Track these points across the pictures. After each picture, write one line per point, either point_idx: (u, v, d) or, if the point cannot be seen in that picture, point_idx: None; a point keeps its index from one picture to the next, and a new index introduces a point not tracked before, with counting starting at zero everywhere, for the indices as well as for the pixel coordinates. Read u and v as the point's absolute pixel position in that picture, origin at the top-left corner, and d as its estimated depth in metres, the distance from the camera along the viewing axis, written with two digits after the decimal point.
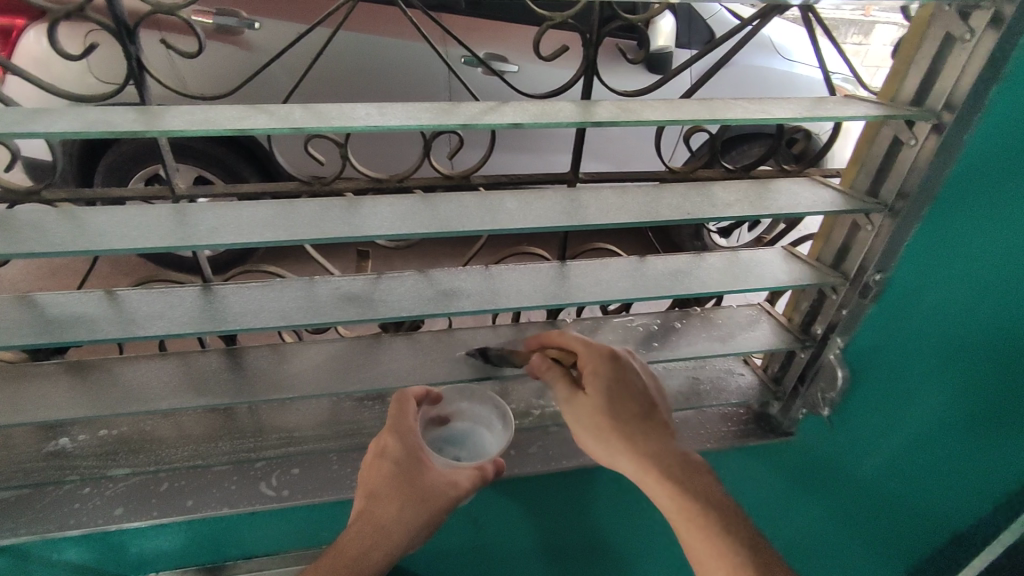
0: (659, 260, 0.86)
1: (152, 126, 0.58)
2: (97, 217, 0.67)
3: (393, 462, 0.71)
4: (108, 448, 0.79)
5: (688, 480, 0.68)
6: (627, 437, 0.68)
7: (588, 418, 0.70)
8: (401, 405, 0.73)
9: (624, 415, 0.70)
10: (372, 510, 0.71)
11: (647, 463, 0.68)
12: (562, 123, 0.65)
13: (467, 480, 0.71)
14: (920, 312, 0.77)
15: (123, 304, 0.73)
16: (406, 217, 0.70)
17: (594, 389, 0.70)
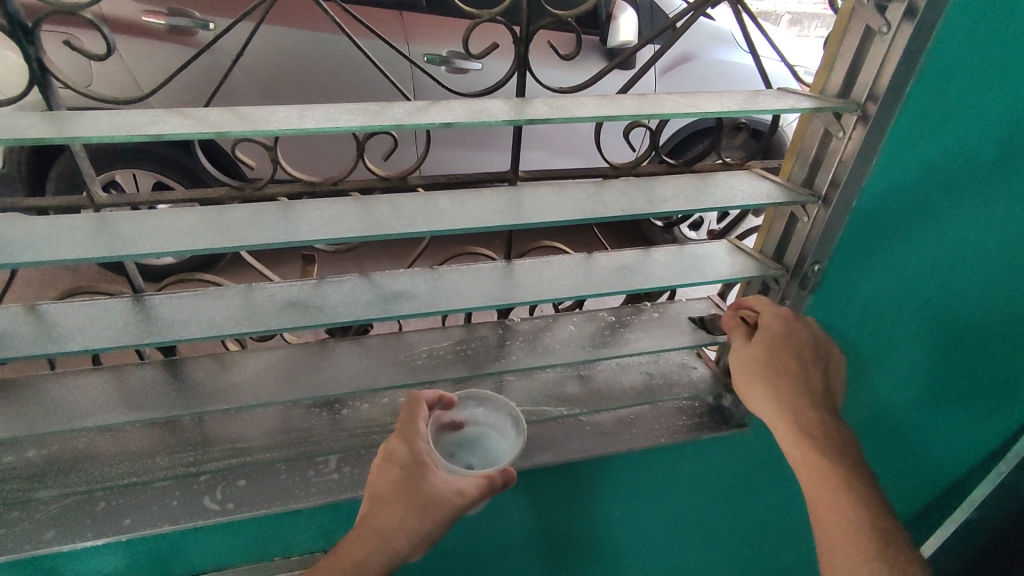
0: (605, 257, 0.86)
1: (57, 133, 0.56)
2: (9, 228, 0.64)
3: (400, 467, 0.70)
4: (41, 469, 0.76)
5: (822, 437, 0.69)
6: (777, 386, 0.71)
7: (745, 364, 0.73)
8: (414, 406, 0.74)
9: (779, 365, 0.72)
10: (371, 515, 0.69)
11: (786, 415, 0.70)
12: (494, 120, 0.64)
13: (474, 489, 0.68)
14: (866, 282, 0.80)
15: (46, 319, 0.70)
16: (339, 221, 0.68)
17: (761, 339, 0.74)
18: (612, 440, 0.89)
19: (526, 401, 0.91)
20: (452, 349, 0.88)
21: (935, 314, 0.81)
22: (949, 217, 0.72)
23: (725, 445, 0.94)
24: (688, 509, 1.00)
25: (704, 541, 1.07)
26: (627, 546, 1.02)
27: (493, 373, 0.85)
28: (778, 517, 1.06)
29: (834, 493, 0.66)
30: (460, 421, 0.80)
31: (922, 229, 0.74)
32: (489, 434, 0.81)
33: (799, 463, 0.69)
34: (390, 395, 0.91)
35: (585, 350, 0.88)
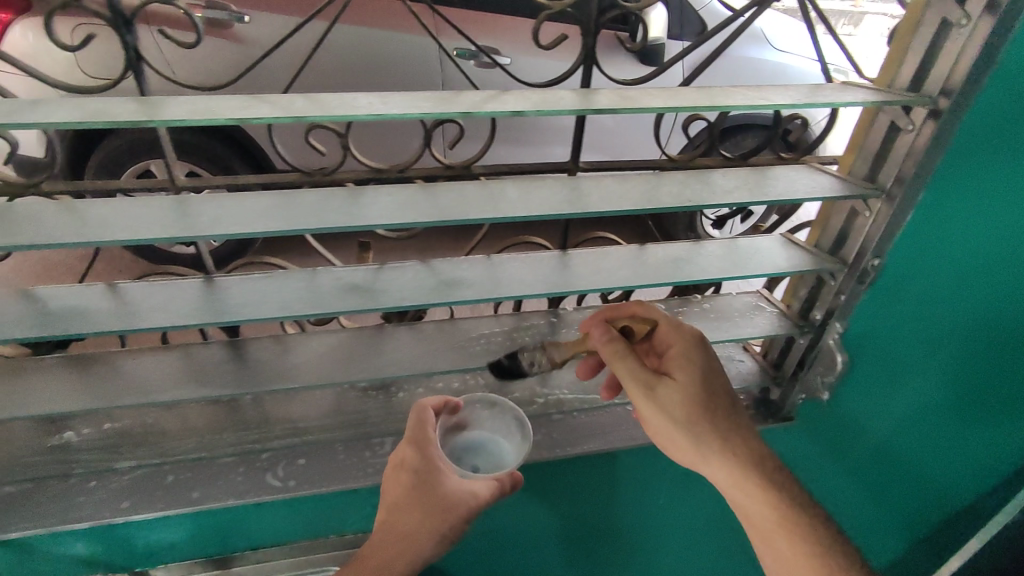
0: (659, 248, 0.87)
1: (150, 117, 0.58)
2: (97, 209, 0.67)
3: (411, 474, 0.72)
4: (113, 441, 0.80)
5: (764, 461, 0.71)
6: (712, 422, 0.71)
7: (673, 406, 0.70)
8: (420, 413, 0.75)
9: (708, 399, 0.71)
10: (394, 519, 0.72)
11: (730, 452, 0.70)
12: (559, 111, 0.66)
13: (485, 490, 0.70)
14: (913, 288, 0.78)
15: (125, 297, 0.73)
16: (407, 207, 0.70)
17: (681, 375, 0.71)
18: None
19: (574, 389, 0.93)
20: (505, 336, 0.90)
21: (971, 339, 0.79)
22: (992, 234, 0.71)
23: (770, 436, 0.95)
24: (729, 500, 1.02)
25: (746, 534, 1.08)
26: (665, 534, 1.04)
27: (545, 360, 0.87)
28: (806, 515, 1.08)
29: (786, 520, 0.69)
30: (464, 421, 0.81)
31: (960, 242, 0.73)
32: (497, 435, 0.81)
33: (748, 500, 0.70)
34: (442, 381, 0.93)
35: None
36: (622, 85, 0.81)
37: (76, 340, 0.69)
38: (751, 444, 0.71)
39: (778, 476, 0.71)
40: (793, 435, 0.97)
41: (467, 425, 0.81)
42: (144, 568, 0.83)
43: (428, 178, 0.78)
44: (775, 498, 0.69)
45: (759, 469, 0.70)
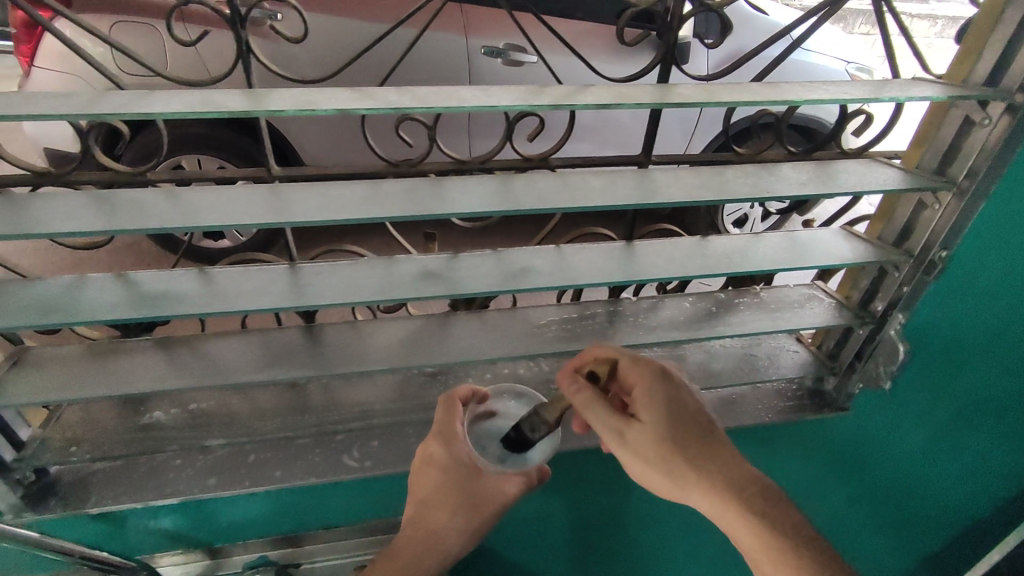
0: (720, 240, 0.89)
1: (259, 107, 0.62)
2: (197, 196, 0.70)
3: (443, 472, 0.75)
4: (196, 421, 0.82)
5: (751, 491, 0.66)
6: (687, 456, 0.66)
7: (644, 448, 0.67)
8: (450, 409, 0.76)
9: (680, 433, 0.67)
10: (427, 513, 0.75)
11: (710, 485, 0.65)
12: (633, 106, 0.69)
13: (513, 486, 0.74)
14: (982, 288, 0.79)
15: (215, 281, 0.76)
16: (489, 198, 0.73)
17: (648, 414, 0.68)
18: (719, 417, 0.93)
19: None
20: (567, 324, 0.92)
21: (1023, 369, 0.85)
22: None
23: (823, 426, 0.97)
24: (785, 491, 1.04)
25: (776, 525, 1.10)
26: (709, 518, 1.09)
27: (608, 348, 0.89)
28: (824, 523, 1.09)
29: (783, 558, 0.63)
30: (493, 412, 0.79)
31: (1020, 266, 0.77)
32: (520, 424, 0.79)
33: (740, 533, 0.65)
34: (504, 368, 0.96)
35: (686, 327, 0.90)
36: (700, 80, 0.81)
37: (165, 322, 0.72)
38: (732, 471, 0.67)
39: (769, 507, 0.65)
40: (847, 425, 0.97)
41: (491, 417, 0.79)
42: (223, 544, 0.86)
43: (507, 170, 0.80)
44: (767, 532, 0.64)
45: (744, 500, 0.65)
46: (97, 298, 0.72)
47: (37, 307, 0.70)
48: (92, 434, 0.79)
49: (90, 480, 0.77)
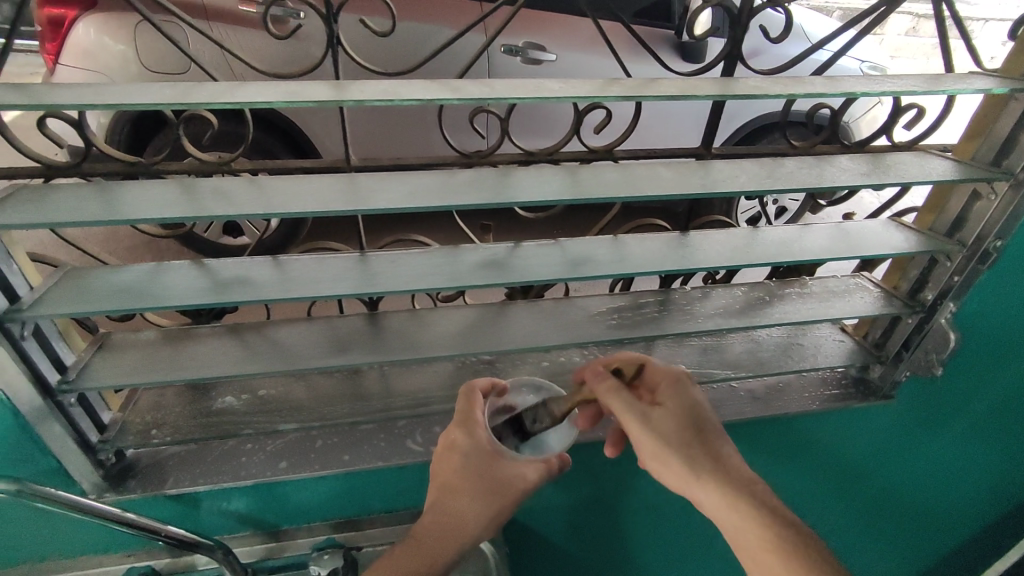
0: (770, 230, 0.91)
1: (344, 97, 0.64)
2: (275, 184, 0.71)
3: (464, 456, 0.68)
4: (265, 406, 0.84)
5: (757, 489, 0.63)
6: (699, 450, 0.65)
7: (663, 436, 0.65)
8: (469, 395, 0.72)
9: (696, 428, 0.67)
10: (448, 502, 0.68)
11: (718, 479, 0.63)
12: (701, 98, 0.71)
13: (534, 474, 0.68)
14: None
15: (287, 268, 0.78)
16: (556, 187, 0.74)
17: (670, 405, 0.68)
18: (767, 405, 0.95)
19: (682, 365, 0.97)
20: (620, 312, 0.94)
21: None
22: None
23: (870, 414, 0.99)
24: (816, 480, 1.04)
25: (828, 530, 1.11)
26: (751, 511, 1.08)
27: (662, 335, 0.90)
28: (868, 526, 1.11)
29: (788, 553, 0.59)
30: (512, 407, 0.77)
31: None
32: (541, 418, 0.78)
33: (742, 532, 0.62)
34: (555, 357, 0.98)
35: (726, 317, 0.91)
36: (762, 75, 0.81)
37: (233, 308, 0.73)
38: (740, 470, 0.65)
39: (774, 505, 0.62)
40: (894, 413, 0.99)
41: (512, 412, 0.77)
42: (288, 527, 0.89)
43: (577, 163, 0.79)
44: (771, 528, 0.61)
45: (751, 495, 0.62)
46: (174, 285, 0.74)
47: (126, 293, 0.70)
48: (168, 419, 0.81)
49: (167, 464, 0.80)
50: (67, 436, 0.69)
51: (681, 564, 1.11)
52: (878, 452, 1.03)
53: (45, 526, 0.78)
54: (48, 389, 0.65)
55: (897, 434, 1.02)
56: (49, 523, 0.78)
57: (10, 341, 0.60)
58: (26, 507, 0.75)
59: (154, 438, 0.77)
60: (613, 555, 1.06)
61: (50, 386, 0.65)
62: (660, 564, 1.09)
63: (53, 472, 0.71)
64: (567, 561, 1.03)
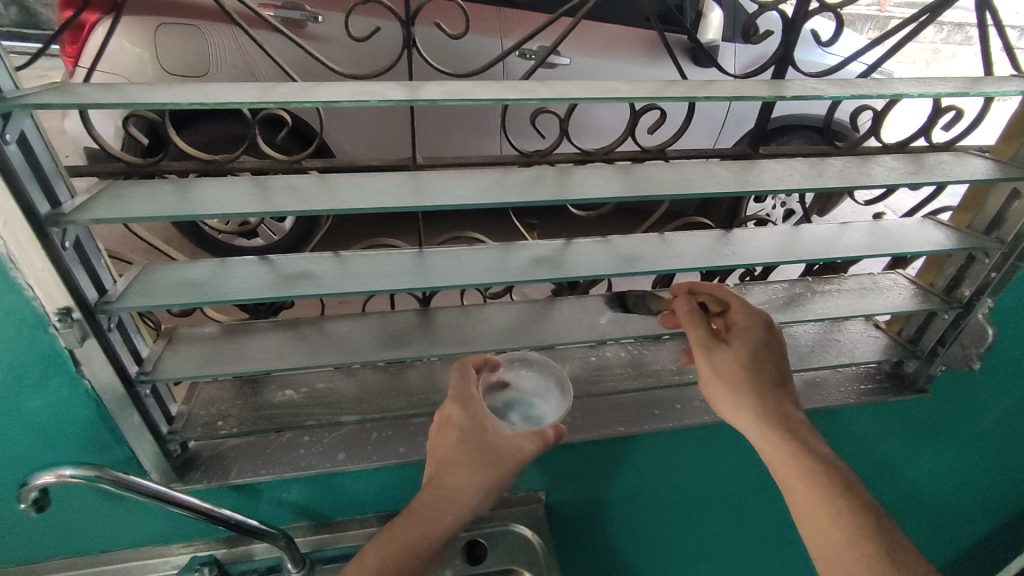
0: (809, 228, 0.93)
1: (415, 97, 0.65)
2: (340, 180, 0.72)
3: (459, 432, 0.67)
4: (321, 399, 0.86)
5: (796, 426, 0.68)
6: (755, 389, 0.68)
7: (722, 370, 0.69)
8: (463, 374, 0.71)
9: (759, 370, 0.69)
10: (446, 477, 0.66)
11: (766, 413, 0.67)
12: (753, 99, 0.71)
13: (529, 445, 0.66)
14: None
15: (349, 264, 0.80)
16: (614, 184, 0.75)
17: (740, 343, 0.70)
18: (806, 399, 0.98)
19: None
20: None
21: None
22: None
23: (902, 407, 1.02)
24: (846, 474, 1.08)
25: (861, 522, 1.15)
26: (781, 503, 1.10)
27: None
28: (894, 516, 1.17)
29: (814, 479, 0.65)
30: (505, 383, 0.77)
31: None
32: (534, 396, 0.76)
33: (774, 455, 0.67)
34: (598, 352, 0.99)
35: (770, 311, 0.93)
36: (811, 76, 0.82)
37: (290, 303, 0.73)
38: (787, 411, 0.68)
39: (811, 439, 0.67)
40: (925, 407, 1.03)
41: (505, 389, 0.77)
42: (342, 519, 0.91)
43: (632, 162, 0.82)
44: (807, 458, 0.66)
45: (791, 432, 0.66)
46: (240, 278, 0.75)
47: (193, 287, 0.71)
48: (233, 411, 0.83)
49: (229, 456, 0.82)
50: (142, 427, 0.71)
51: (717, 554, 1.14)
52: (909, 447, 1.08)
53: (110, 518, 0.79)
54: (128, 380, 0.67)
55: (928, 429, 1.06)
56: (115, 515, 0.79)
57: (98, 332, 0.62)
58: (93, 499, 0.76)
59: (220, 429, 0.79)
60: (651, 547, 1.09)
61: (130, 376, 0.67)
62: (695, 556, 1.13)
63: (125, 464, 0.73)
64: (607, 552, 1.06)
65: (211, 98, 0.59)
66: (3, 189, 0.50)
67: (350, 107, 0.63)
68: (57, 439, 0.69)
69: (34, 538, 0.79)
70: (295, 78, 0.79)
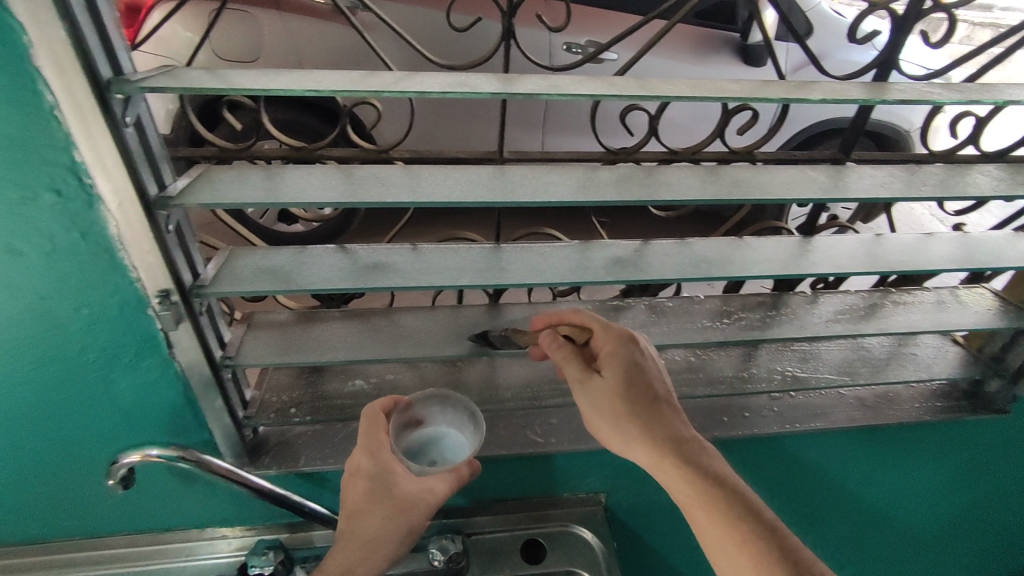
0: (894, 237, 0.88)
1: (507, 90, 0.63)
2: (425, 172, 0.71)
3: (367, 480, 0.70)
4: (388, 391, 0.86)
5: (687, 447, 0.65)
6: (634, 415, 0.66)
7: (599, 403, 0.67)
8: (371, 423, 0.71)
9: (636, 393, 0.66)
10: (357, 527, 0.70)
11: (654, 442, 0.64)
12: (857, 102, 0.68)
13: (442, 485, 0.68)
14: None
15: (424, 255, 0.78)
16: (702, 186, 0.72)
17: (610, 370, 0.67)
18: (877, 413, 0.96)
19: (788, 368, 0.96)
20: (740, 312, 0.92)
21: None
22: None
23: (978, 425, 0.99)
24: (904, 491, 1.07)
25: (912, 539, 1.15)
26: (837, 518, 1.08)
27: (774, 340, 0.87)
28: (951, 535, 1.16)
29: (717, 508, 0.63)
30: (417, 420, 0.74)
31: None
32: (450, 431, 0.74)
33: (673, 487, 0.64)
34: (663, 355, 0.97)
35: (849, 322, 0.90)
36: (916, 79, 0.78)
37: (366, 294, 0.71)
38: (679, 431, 0.66)
39: (711, 462, 0.65)
40: (1002, 427, 1.00)
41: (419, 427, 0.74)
42: None
43: (719, 163, 0.80)
44: (715, 497, 0.63)
45: (687, 459, 0.64)
46: (320, 267, 0.73)
47: (271, 273, 0.70)
48: (305, 399, 0.83)
49: (297, 443, 0.82)
50: (223, 411, 0.72)
51: None
52: (971, 470, 1.06)
53: (184, 499, 0.81)
54: (214, 364, 0.68)
55: (996, 452, 1.04)
56: (188, 497, 0.80)
57: (192, 316, 0.62)
58: (169, 480, 0.77)
59: (293, 416, 0.79)
60: (701, 559, 1.07)
61: (215, 360, 0.68)
62: None
63: (204, 447, 0.74)
64: (661, 556, 1.06)
65: (309, 85, 0.59)
66: (122, 172, 0.51)
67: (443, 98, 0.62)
68: (143, 420, 0.70)
69: (109, 516, 0.80)
70: (392, 67, 0.76)
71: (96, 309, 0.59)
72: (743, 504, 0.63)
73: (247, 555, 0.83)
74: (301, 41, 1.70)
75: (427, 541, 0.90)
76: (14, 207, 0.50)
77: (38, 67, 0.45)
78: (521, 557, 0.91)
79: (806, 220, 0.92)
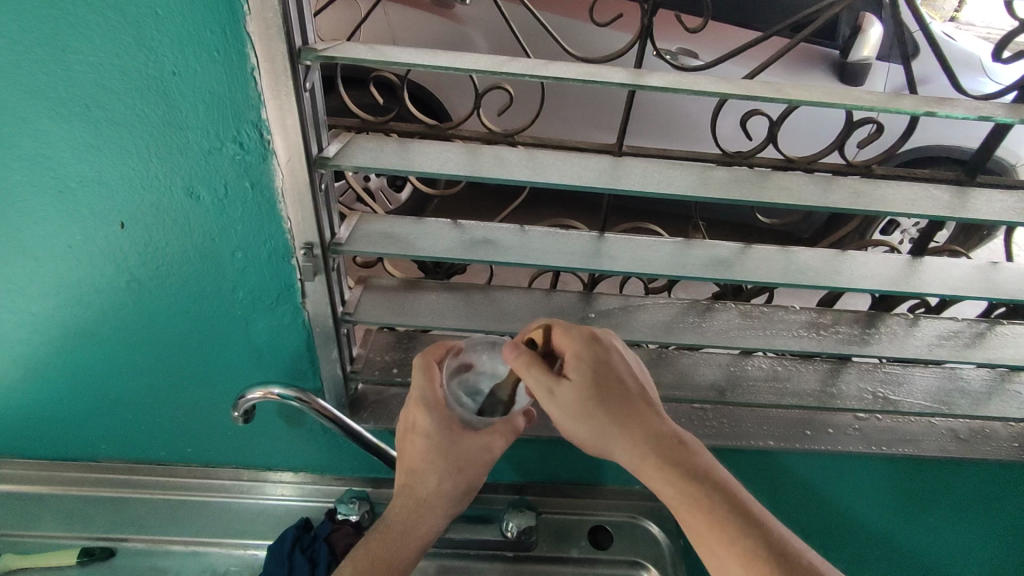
0: (1012, 267, 0.85)
1: (640, 83, 0.65)
2: (545, 157, 0.74)
3: (425, 438, 0.70)
4: None
5: (674, 446, 0.60)
6: (607, 414, 0.60)
7: (571, 408, 0.60)
8: (427, 372, 0.69)
9: (605, 391, 0.61)
10: (414, 484, 0.73)
11: (638, 443, 0.59)
12: (997, 121, 0.66)
13: (499, 442, 0.70)
14: None
15: (532, 236, 0.81)
16: (819, 193, 0.72)
17: (578, 372, 0.60)
18: (970, 447, 0.92)
19: (879, 390, 0.92)
20: (835, 325, 0.90)
21: None
22: None
23: None
24: (987, 532, 1.02)
25: None
26: (911, 547, 1.04)
27: (871, 357, 0.86)
28: None
29: (716, 510, 0.57)
30: (468, 365, 0.72)
31: None
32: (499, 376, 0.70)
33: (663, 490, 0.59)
34: (750, 361, 0.96)
35: (954, 348, 0.87)
36: None
37: (480, 266, 0.75)
38: (661, 429, 0.61)
39: (701, 460, 0.60)
40: None
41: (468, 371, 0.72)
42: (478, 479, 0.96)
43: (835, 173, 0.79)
44: (698, 495, 0.57)
45: (669, 457, 0.59)
46: (435, 238, 0.77)
47: (395, 240, 0.75)
48: (403, 362, 0.88)
49: (392, 402, 0.87)
50: (335, 363, 0.77)
51: None
52: None
53: (286, 439, 0.88)
54: (335, 317, 0.73)
55: None
56: (289, 437, 0.87)
57: (325, 270, 0.67)
58: (275, 420, 0.84)
59: (394, 375, 0.84)
60: None
61: (338, 314, 0.73)
62: None
63: (315, 394, 0.81)
64: None
65: (463, 65, 0.63)
66: (294, 130, 0.56)
67: (580, 86, 0.64)
68: (268, 360, 0.77)
69: (218, 447, 0.88)
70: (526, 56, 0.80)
71: (248, 253, 0.66)
72: (743, 508, 0.57)
73: (335, 501, 0.91)
74: (399, 21, 1.50)
75: (502, 514, 0.94)
76: (204, 155, 0.58)
77: (249, 31, 0.51)
78: (588, 542, 0.93)
79: (916, 240, 0.89)
